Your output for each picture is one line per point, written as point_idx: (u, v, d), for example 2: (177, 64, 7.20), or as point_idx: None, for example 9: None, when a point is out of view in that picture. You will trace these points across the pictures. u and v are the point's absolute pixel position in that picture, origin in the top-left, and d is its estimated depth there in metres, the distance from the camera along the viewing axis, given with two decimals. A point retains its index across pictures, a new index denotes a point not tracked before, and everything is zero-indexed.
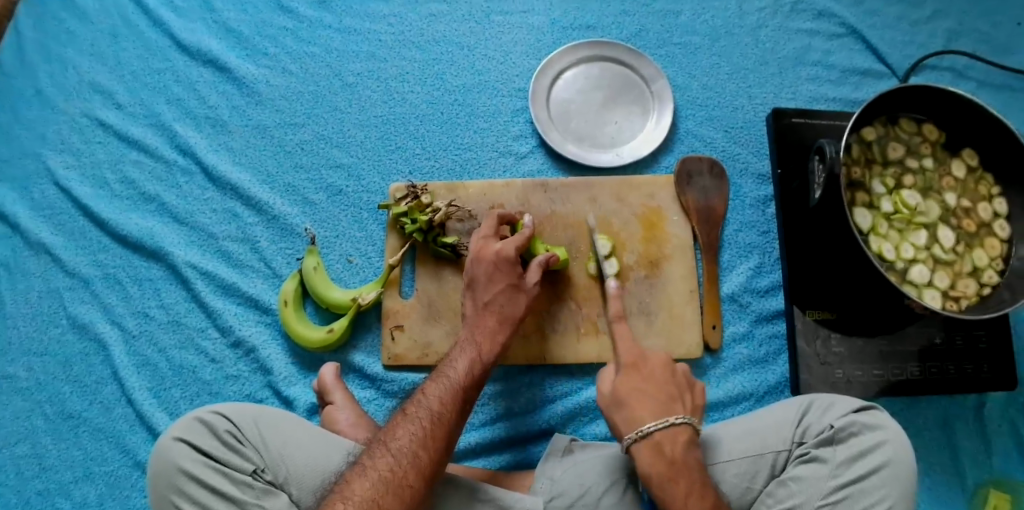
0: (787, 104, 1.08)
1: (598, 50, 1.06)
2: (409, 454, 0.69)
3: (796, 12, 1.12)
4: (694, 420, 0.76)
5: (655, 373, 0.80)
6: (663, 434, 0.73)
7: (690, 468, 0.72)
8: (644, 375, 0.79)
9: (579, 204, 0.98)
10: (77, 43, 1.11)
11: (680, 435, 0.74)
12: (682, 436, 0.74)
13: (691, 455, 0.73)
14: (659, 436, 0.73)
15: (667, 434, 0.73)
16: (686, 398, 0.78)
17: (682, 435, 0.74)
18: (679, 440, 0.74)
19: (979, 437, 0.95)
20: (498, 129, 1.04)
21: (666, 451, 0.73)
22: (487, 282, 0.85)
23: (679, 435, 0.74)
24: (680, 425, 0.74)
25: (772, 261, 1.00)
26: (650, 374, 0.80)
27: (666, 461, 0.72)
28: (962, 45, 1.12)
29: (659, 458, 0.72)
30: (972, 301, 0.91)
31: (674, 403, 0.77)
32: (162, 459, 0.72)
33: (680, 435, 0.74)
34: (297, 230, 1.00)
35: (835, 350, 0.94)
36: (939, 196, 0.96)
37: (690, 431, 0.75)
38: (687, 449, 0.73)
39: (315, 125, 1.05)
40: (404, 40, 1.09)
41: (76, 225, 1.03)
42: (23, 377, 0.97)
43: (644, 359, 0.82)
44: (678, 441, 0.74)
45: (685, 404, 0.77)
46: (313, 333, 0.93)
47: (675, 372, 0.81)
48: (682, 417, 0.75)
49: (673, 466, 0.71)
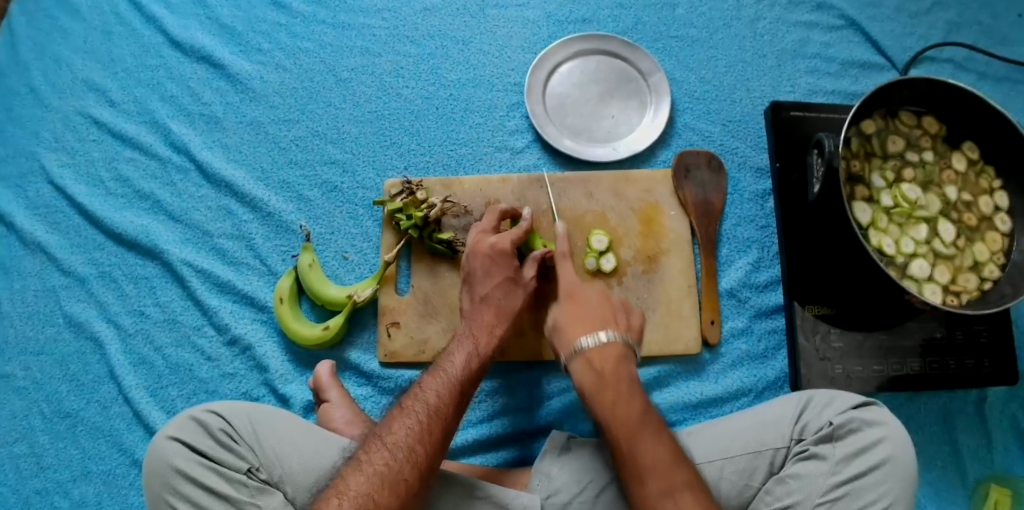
0: (785, 97, 1.07)
1: (595, 43, 1.05)
2: (406, 449, 0.68)
3: (795, 4, 1.11)
4: (628, 338, 0.79)
5: (589, 299, 0.82)
6: (594, 352, 0.77)
7: (619, 381, 0.75)
8: (578, 300, 0.83)
9: (576, 199, 0.97)
10: (72, 40, 1.11)
11: (611, 351, 0.77)
12: (613, 352, 0.77)
13: (623, 369, 0.76)
14: (589, 352, 0.77)
15: (597, 351, 0.77)
16: (619, 317, 0.82)
17: (612, 351, 0.77)
18: (610, 354, 0.77)
19: (980, 432, 0.94)
20: (494, 124, 1.04)
21: (596, 366, 0.76)
22: (484, 276, 0.84)
23: (609, 351, 0.77)
24: (611, 342, 0.77)
25: (771, 255, 0.99)
26: (584, 300, 0.82)
27: (596, 374, 0.76)
28: (963, 37, 1.11)
29: (590, 372, 0.76)
30: (973, 296, 0.91)
31: (606, 321, 0.80)
32: (157, 459, 0.72)
33: (611, 351, 0.77)
34: (293, 227, 0.99)
35: (835, 345, 0.93)
36: (939, 189, 0.96)
37: (622, 347, 0.78)
38: (617, 364, 0.77)
39: (310, 121, 1.05)
40: (399, 34, 1.08)
41: (71, 224, 1.02)
42: (20, 376, 0.97)
43: (581, 288, 0.84)
44: (609, 356, 0.77)
45: (619, 324, 0.80)
46: (309, 330, 0.92)
47: (611, 299, 0.84)
48: (613, 334, 0.78)
49: (601, 380, 0.75)
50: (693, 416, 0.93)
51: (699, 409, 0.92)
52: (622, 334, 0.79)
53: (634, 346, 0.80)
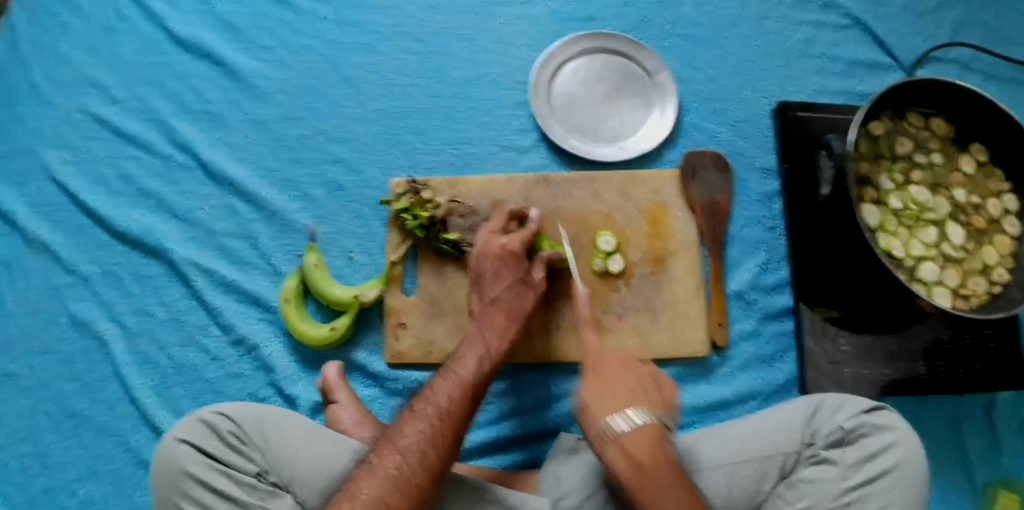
0: (793, 97, 1.06)
1: (601, 42, 1.05)
2: (418, 452, 0.68)
3: (802, 3, 1.11)
4: (660, 417, 0.74)
5: (614, 371, 0.78)
6: (631, 437, 0.70)
7: (662, 472, 0.69)
8: (605, 378, 0.77)
9: (583, 199, 0.96)
10: (73, 37, 1.10)
11: (648, 433, 0.71)
12: (650, 436, 0.71)
13: (659, 452, 0.70)
14: (626, 438, 0.70)
15: (636, 437, 0.70)
16: (649, 394, 0.76)
17: (649, 435, 0.71)
18: (647, 439, 0.70)
19: (986, 434, 0.94)
20: (501, 124, 1.03)
21: (634, 455, 0.69)
22: (494, 278, 0.84)
23: (646, 434, 0.71)
24: (646, 423, 0.71)
25: (779, 257, 0.98)
26: (611, 377, 0.77)
27: (635, 464, 0.69)
28: (970, 36, 1.10)
29: (627, 460, 0.69)
30: (982, 299, 0.90)
31: (637, 398, 0.74)
32: (167, 461, 0.72)
33: (648, 434, 0.71)
34: (298, 226, 0.99)
35: (844, 349, 0.93)
36: (947, 192, 0.95)
37: (656, 428, 0.72)
38: (657, 448, 0.70)
39: (314, 120, 1.04)
40: (404, 32, 1.07)
41: (75, 222, 1.02)
42: (24, 375, 0.96)
43: (606, 362, 0.80)
44: (646, 440, 0.70)
45: (648, 398, 0.76)
46: (315, 330, 0.92)
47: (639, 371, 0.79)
48: (646, 414, 0.72)
49: (642, 471, 0.68)
50: (701, 419, 0.93)
51: (707, 412, 0.92)
52: (654, 412, 0.74)
53: (667, 425, 0.74)
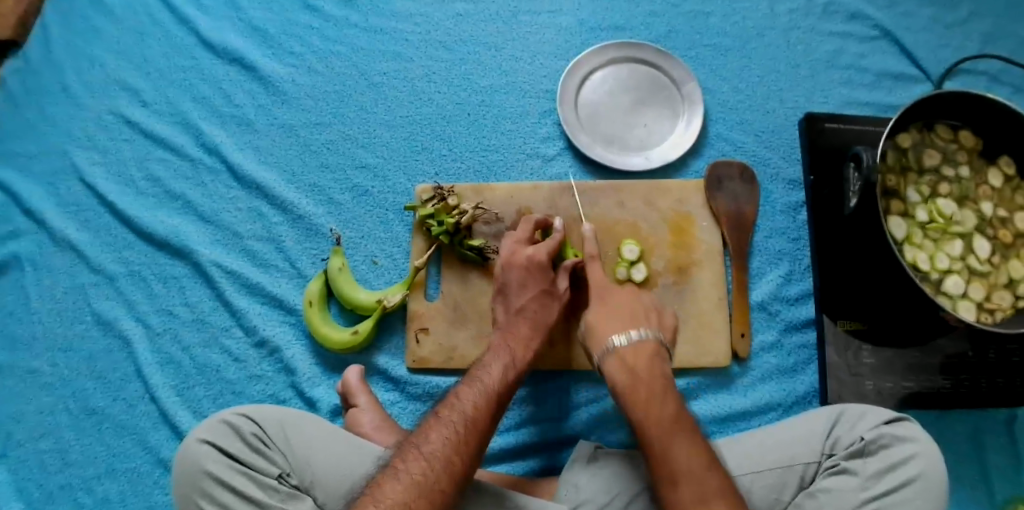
0: (819, 108, 1.06)
1: (628, 51, 1.05)
2: (443, 458, 0.68)
3: (829, 14, 1.10)
4: (661, 338, 0.79)
5: (618, 300, 0.83)
6: (627, 349, 0.76)
7: (653, 379, 0.73)
8: (609, 302, 0.83)
9: (607, 208, 0.96)
10: (104, 39, 1.11)
11: (644, 350, 0.76)
12: (645, 350, 0.76)
13: (656, 367, 0.75)
14: (622, 349, 0.77)
15: (631, 348, 0.76)
16: (652, 317, 0.81)
17: (645, 350, 0.76)
18: (642, 354, 0.76)
19: (1009, 451, 0.93)
20: (526, 131, 1.03)
21: (630, 362, 0.75)
22: (520, 288, 0.85)
23: (642, 350, 0.76)
24: (644, 340, 0.77)
25: (802, 269, 0.98)
26: (615, 302, 0.82)
27: (629, 372, 0.75)
28: (998, 50, 1.09)
29: (623, 368, 0.75)
30: (1008, 314, 0.89)
31: (638, 320, 0.80)
32: (189, 461, 0.72)
33: (644, 350, 0.76)
34: (323, 231, 0.99)
35: (866, 362, 0.92)
36: (974, 205, 0.94)
37: (654, 347, 0.77)
38: (651, 361, 0.75)
39: (341, 125, 1.05)
40: (432, 39, 1.08)
41: (102, 222, 1.03)
42: (47, 372, 0.97)
43: (613, 292, 0.84)
44: (642, 353, 0.76)
45: (652, 321, 0.80)
46: (338, 334, 0.92)
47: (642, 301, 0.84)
48: (645, 333, 0.78)
49: (635, 377, 0.74)
50: (720, 429, 0.92)
51: (727, 422, 0.91)
52: (655, 334, 0.79)
53: (667, 348, 0.79)
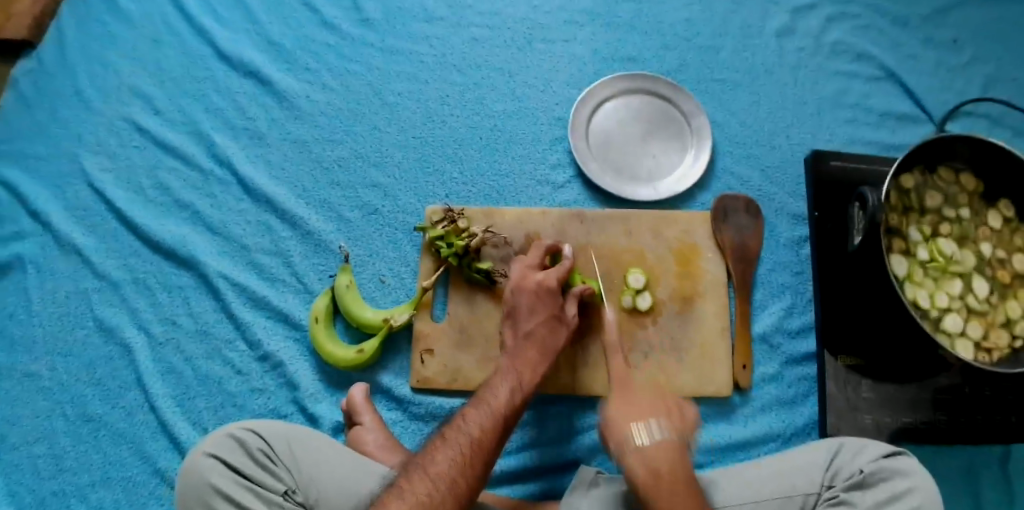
0: (824, 145, 1.08)
1: (640, 82, 1.07)
2: (448, 479, 0.69)
3: (836, 53, 1.13)
4: (683, 434, 0.75)
5: (638, 391, 0.81)
6: (650, 447, 0.72)
7: (678, 480, 0.70)
8: (630, 398, 0.80)
9: (614, 236, 0.98)
10: (119, 46, 1.12)
11: (666, 446, 0.72)
12: (668, 448, 0.72)
13: (680, 468, 0.71)
14: (646, 447, 0.72)
15: (654, 448, 0.72)
16: (675, 411, 0.77)
17: (667, 448, 0.72)
18: (666, 451, 0.72)
19: (1003, 489, 0.94)
20: (537, 157, 1.05)
21: (653, 464, 0.71)
22: (529, 313, 0.86)
23: (665, 448, 0.72)
24: (665, 436, 0.73)
25: (804, 302, 1.00)
26: (636, 396, 0.79)
27: (652, 473, 0.70)
28: (999, 94, 1.12)
29: (645, 467, 0.71)
30: (1004, 353, 0.91)
31: (659, 411, 0.76)
32: (192, 473, 0.71)
33: (667, 447, 0.72)
34: (332, 247, 1.00)
35: (865, 396, 0.93)
36: (974, 245, 0.96)
37: (677, 444, 0.73)
38: (676, 461, 0.71)
39: (354, 143, 1.06)
40: (447, 62, 1.10)
41: (108, 228, 1.03)
42: (46, 376, 0.96)
43: (634, 386, 0.82)
44: (665, 449, 0.72)
45: (676, 417, 0.76)
46: (343, 352, 0.92)
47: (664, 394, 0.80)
48: (667, 429, 0.74)
49: (658, 479, 0.69)
50: (720, 458, 0.92)
51: (727, 452, 0.92)
52: (676, 430, 0.75)
53: (688, 443, 0.75)
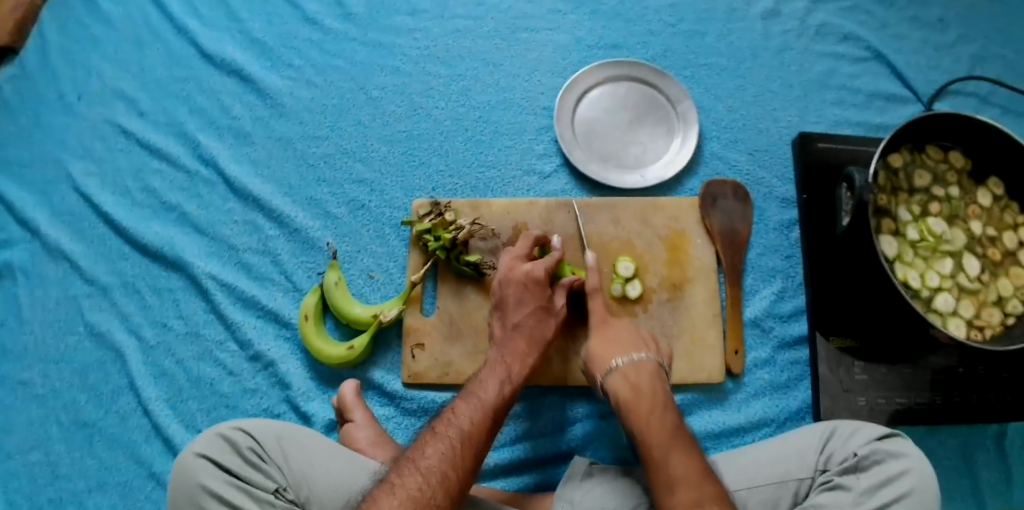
0: (812, 128, 1.07)
1: (626, 69, 1.06)
2: (439, 473, 0.69)
3: (822, 35, 1.12)
4: (659, 360, 0.83)
5: (618, 325, 0.87)
6: (628, 368, 0.80)
7: (654, 393, 0.78)
8: (608, 328, 0.87)
9: (603, 225, 0.97)
10: (101, 48, 1.11)
11: (644, 367, 0.80)
12: (645, 367, 0.81)
13: (657, 385, 0.79)
14: (624, 368, 0.80)
15: (631, 366, 0.80)
16: (651, 345, 0.85)
17: (645, 366, 0.81)
18: (643, 370, 0.80)
19: (999, 466, 0.94)
20: (523, 147, 1.04)
21: (631, 380, 0.79)
22: (517, 304, 0.86)
23: (643, 367, 0.80)
24: (642, 360, 0.81)
25: (795, 286, 0.99)
26: (615, 328, 0.87)
27: (632, 388, 0.78)
28: (989, 71, 1.11)
29: (625, 386, 0.79)
30: (997, 331, 0.90)
31: (638, 344, 0.84)
32: (184, 475, 0.71)
33: (644, 368, 0.80)
34: (319, 244, 0.99)
35: (858, 377, 0.93)
36: (964, 224, 0.96)
37: (654, 367, 0.81)
38: (651, 377, 0.80)
39: (339, 139, 1.05)
40: (430, 55, 1.09)
41: (96, 232, 1.02)
42: (38, 384, 0.95)
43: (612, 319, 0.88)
44: (642, 371, 0.80)
45: (652, 347, 0.84)
46: (333, 349, 0.92)
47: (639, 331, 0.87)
48: (646, 355, 0.82)
49: (637, 391, 0.78)
50: (715, 445, 0.92)
51: (721, 438, 0.92)
52: (652, 357, 0.83)
53: (663, 368, 0.83)
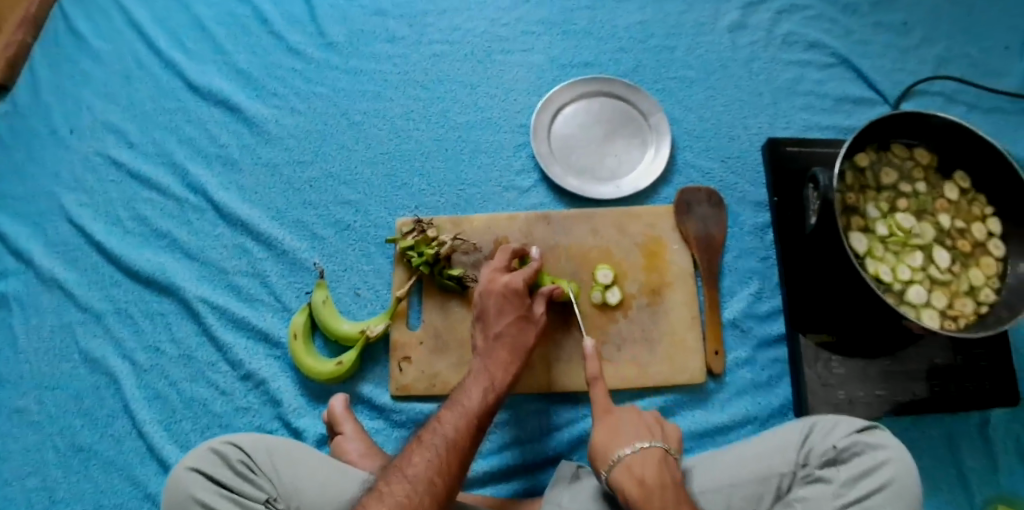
0: (782, 133, 1.11)
1: (599, 85, 1.10)
2: (426, 480, 0.71)
3: (788, 44, 1.16)
4: (667, 447, 0.76)
5: (624, 411, 0.81)
6: (634, 459, 0.74)
7: (664, 488, 0.71)
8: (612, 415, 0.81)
9: (581, 235, 1.00)
10: (92, 84, 1.15)
11: (650, 458, 0.74)
12: (653, 458, 0.74)
13: (666, 477, 0.73)
14: (630, 460, 0.74)
15: (637, 457, 0.74)
16: (657, 429, 0.79)
17: (652, 457, 0.74)
18: (650, 462, 0.74)
19: (985, 455, 0.95)
20: (502, 164, 1.08)
21: (638, 474, 0.73)
22: (498, 315, 0.88)
23: (649, 458, 0.74)
24: (648, 449, 0.75)
25: (771, 286, 1.02)
26: (618, 414, 0.80)
27: (639, 483, 0.72)
28: (952, 71, 1.15)
29: (632, 480, 0.72)
30: (970, 320, 0.92)
31: (643, 430, 0.78)
32: (176, 488, 0.73)
33: (651, 459, 0.74)
34: (307, 264, 1.02)
35: (836, 372, 0.94)
36: (932, 218, 0.98)
37: (660, 455, 0.75)
38: (659, 470, 0.73)
39: (324, 162, 1.09)
40: (409, 79, 1.13)
41: (89, 261, 1.05)
42: (34, 410, 0.97)
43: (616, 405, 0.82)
44: (649, 463, 0.73)
45: (658, 434, 0.78)
46: (322, 365, 0.94)
47: (644, 414, 0.81)
48: (652, 442, 0.75)
49: (645, 488, 0.71)
50: (699, 444, 0.94)
51: (705, 437, 0.94)
52: (658, 442, 0.76)
53: (672, 454, 0.76)
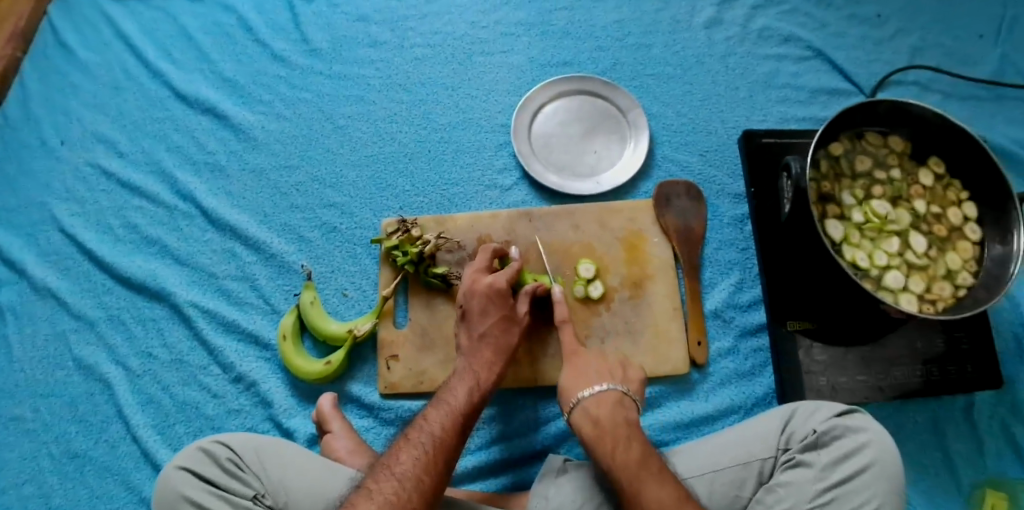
0: (759, 126, 1.13)
1: (577, 84, 1.12)
2: (413, 477, 0.72)
3: (764, 39, 1.18)
4: (624, 389, 0.84)
5: (589, 355, 0.89)
6: (590, 401, 0.82)
7: (616, 426, 0.79)
8: (577, 360, 0.89)
9: (563, 231, 1.02)
10: (81, 96, 1.17)
11: (606, 400, 0.82)
12: (608, 399, 0.82)
13: (619, 416, 0.81)
14: (587, 402, 0.82)
15: (593, 400, 0.82)
16: (618, 373, 0.87)
17: (607, 399, 0.82)
18: (606, 404, 0.82)
19: (970, 437, 0.96)
20: (484, 163, 1.10)
21: (593, 414, 0.81)
22: (482, 314, 0.90)
23: (605, 400, 0.82)
24: (604, 391, 0.83)
25: (752, 277, 1.04)
26: (583, 359, 0.88)
27: (594, 422, 0.80)
28: (927, 60, 1.17)
29: (588, 420, 0.81)
30: (949, 303, 0.90)
31: (603, 375, 0.85)
32: (167, 487, 0.75)
33: (606, 400, 0.82)
34: (294, 267, 1.04)
35: (818, 358, 0.96)
36: (908, 204, 0.96)
37: (616, 397, 0.82)
38: (613, 410, 0.81)
39: (310, 167, 1.11)
40: (392, 83, 1.15)
41: (81, 270, 1.07)
42: (30, 418, 0.99)
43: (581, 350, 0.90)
44: (604, 404, 0.81)
45: (616, 377, 0.86)
46: (311, 365, 0.96)
47: (608, 358, 0.89)
48: (608, 385, 0.83)
49: (598, 425, 0.79)
50: (686, 435, 0.95)
51: (691, 428, 0.95)
52: (616, 385, 0.84)
53: (630, 396, 0.84)
